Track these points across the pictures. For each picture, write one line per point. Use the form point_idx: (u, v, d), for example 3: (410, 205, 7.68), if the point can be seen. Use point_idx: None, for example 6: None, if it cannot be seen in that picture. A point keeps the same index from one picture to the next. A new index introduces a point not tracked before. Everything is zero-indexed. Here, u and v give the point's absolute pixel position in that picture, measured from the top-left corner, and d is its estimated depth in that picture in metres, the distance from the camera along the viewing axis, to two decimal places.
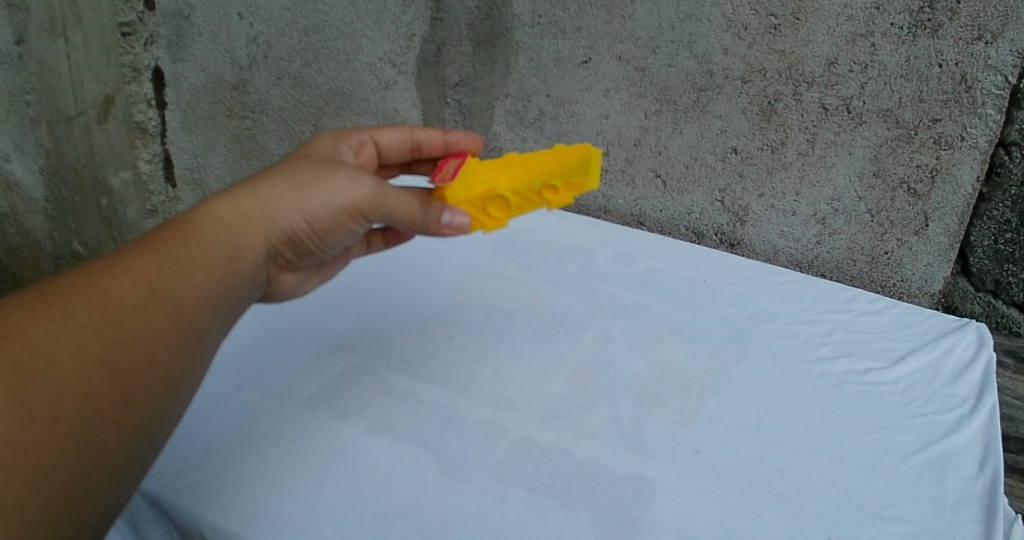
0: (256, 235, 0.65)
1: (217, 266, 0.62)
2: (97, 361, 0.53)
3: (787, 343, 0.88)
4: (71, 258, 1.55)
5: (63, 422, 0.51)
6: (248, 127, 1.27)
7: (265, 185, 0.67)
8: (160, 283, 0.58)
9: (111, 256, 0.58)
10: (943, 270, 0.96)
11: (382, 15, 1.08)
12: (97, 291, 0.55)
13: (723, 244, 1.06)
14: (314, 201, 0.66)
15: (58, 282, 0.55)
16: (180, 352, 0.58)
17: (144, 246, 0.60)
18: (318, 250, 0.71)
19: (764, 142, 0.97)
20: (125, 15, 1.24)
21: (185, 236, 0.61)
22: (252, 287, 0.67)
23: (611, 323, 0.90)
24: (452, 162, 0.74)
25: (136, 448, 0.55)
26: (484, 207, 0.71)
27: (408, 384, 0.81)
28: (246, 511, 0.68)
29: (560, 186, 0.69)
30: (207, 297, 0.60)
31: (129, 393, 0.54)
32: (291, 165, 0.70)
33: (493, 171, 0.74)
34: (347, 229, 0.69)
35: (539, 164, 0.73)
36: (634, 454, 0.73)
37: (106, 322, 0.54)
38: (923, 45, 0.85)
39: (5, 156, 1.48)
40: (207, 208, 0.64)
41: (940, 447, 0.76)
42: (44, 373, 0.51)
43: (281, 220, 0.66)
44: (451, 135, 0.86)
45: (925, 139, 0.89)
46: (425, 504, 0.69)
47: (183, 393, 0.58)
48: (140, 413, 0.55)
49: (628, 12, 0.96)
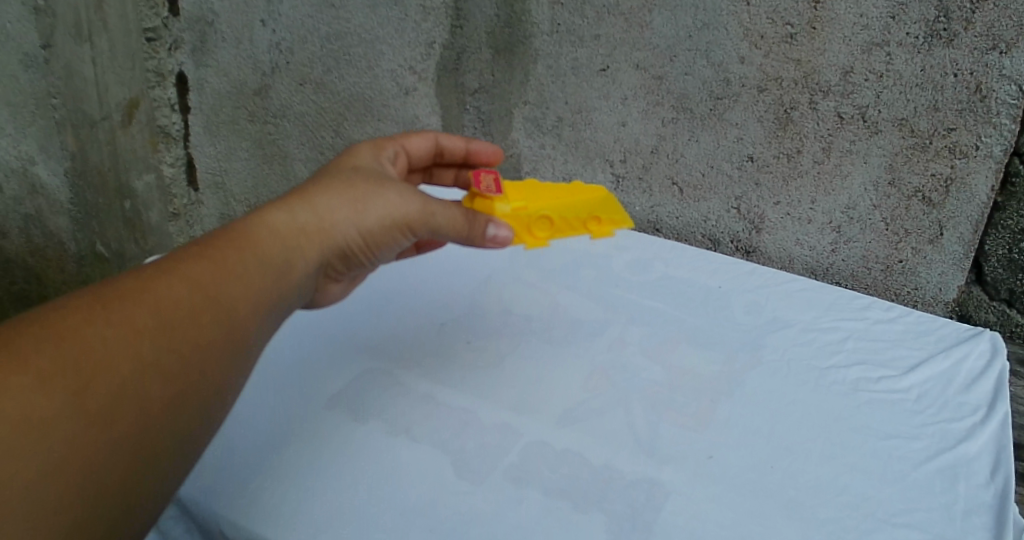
0: (310, 246, 0.67)
1: (271, 275, 0.63)
2: (153, 366, 0.55)
3: (802, 351, 0.88)
4: (94, 259, 1.57)
5: (118, 426, 0.52)
6: (270, 132, 1.28)
7: (319, 198, 0.68)
8: (216, 291, 0.59)
9: (170, 262, 0.60)
10: (957, 279, 0.97)
11: (403, 23, 1.10)
12: (154, 298, 0.57)
13: (739, 251, 1.07)
14: (369, 216, 0.69)
15: (117, 286, 0.57)
16: (231, 360, 0.59)
17: (201, 252, 0.61)
18: (365, 262, 0.73)
19: (780, 150, 0.97)
20: (150, 21, 1.27)
21: (240, 244, 0.63)
22: (301, 296, 0.69)
23: (627, 328, 0.91)
24: (492, 174, 0.82)
25: (184, 451, 0.56)
26: (530, 225, 0.81)
27: (427, 387, 0.82)
28: (265, 510, 0.69)
29: (602, 219, 0.85)
30: (260, 306, 0.62)
31: (181, 399, 0.56)
32: (344, 178, 0.71)
33: (531, 195, 0.85)
34: (395, 242, 0.72)
35: (572, 197, 0.87)
36: (648, 458, 0.74)
37: (162, 329, 0.56)
38: (938, 55, 0.86)
39: (31, 159, 1.50)
40: (263, 217, 0.66)
41: (952, 454, 0.77)
42: (102, 377, 0.52)
43: (334, 233, 0.68)
44: (474, 143, 0.90)
45: (940, 148, 0.90)
46: (441, 505, 0.70)
47: (229, 400, 0.60)
48: (190, 418, 0.56)
49: (646, 20, 0.97)
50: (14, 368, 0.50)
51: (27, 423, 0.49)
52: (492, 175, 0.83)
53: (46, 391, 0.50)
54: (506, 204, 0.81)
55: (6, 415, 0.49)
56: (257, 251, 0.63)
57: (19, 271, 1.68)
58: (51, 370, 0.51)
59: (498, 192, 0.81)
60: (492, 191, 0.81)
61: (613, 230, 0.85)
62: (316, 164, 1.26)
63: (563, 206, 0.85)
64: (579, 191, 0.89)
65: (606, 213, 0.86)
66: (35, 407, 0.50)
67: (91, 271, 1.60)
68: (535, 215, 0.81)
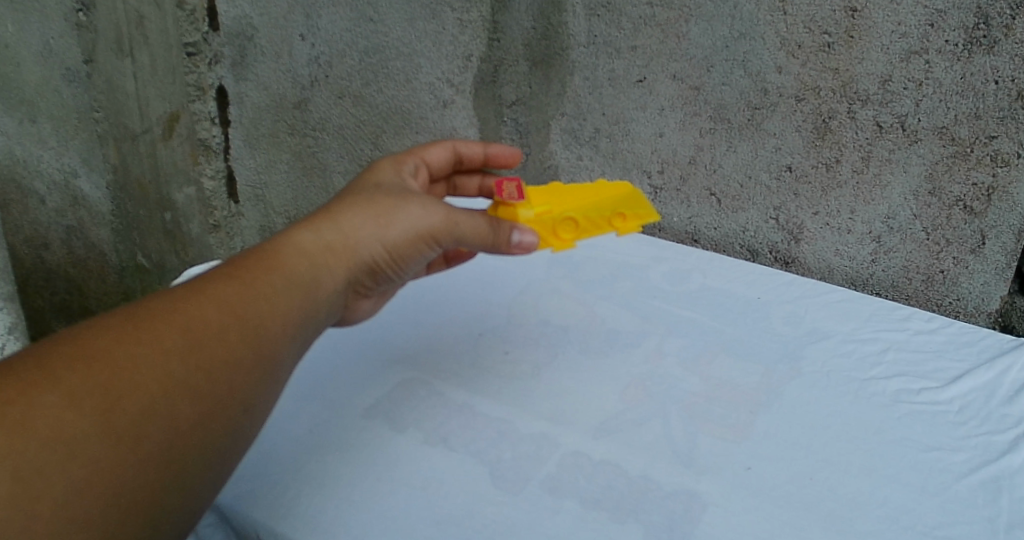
0: (337, 263, 0.67)
1: (298, 293, 0.64)
2: (180, 385, 0.55)
3: (842, 362, 0.88)
4: (135, 270, 1.61)
5: (147, 443, 0.53)
6: (308, 144, 1.29)
7: (343, 216, 0.69)
8: (243, 310, 0.60)
9: (197, 282, 0.61)
10: (1000, 289, 0.95)
11: (440, 36, 1.11)
12: (181, 317, 0.57)
13: (778, 261, 1.06)
14: (394, 231, 0.70)
15: (145, 306, 0.58)
16: (259, 378, 0.60)
17: (229, 273, 0.62)
18: (393, 277, 0.73)
19: (819, 160, 0.97)
20: (191, 36, 1.29)
21: (267, 264, 0.63)
22: (331, 315, 0.69)
23: (665, 339, 0.90)
24: (513, 181, 0.81)
25: (212, 468, 0.57)
26: (555, 228, 0.80)
27: (464, 397, 0.82)
28: (301, 517, 0.70)
29: (628, 214, 0.83)
30: (288, 324, 0.62)
31: (208, 416, 0.56)
32: (367, 196, 0.72)
33: (554, 198, 0.83)
34: (420, 255, 0.73)
35: (597, 196, 0.85)
36: (686, 470, 0.74)
37: (190, 347, 0.56)
38: (979, 62, 0.85)
39: (73, 172, 1.53)
40: (289, 237, 0.67)
41: (996, 466, 0.76)
42: (131, 396, 0.53)
43: (362, 250, 0.69)
44: (492, 147, 0.90)
45: (981, 156, 0.89)
46: (477, 515, 0.70)
47: (258, 417, 0.60)
48: (218, 436, 0.57)
49: (682, 31, 0.97)
50: (44, 386, 0.51)
51: (56, 440, 0.50)
52: (514, 182, 0.81)
53: (76, 409, 0.51)
54: (530, 209, 0.80)
55: (35, 433, 0.49)
56: (284, 270, 0.64)
57: (62, 281, 1.73)
58: (81, 388, 0.52)
59: (521, 199, 0.80)
60: (515, 199, 0.80)
61: (640, 225, 0.83)
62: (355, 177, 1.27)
63: (588, 206, 0.83)
64: (604, 189, 0.86)
65: (630, 209, 0.84)
66: (65, 424, 0.50)
67: (132, 282, 1.64)
68: (559, 217, 0.80)
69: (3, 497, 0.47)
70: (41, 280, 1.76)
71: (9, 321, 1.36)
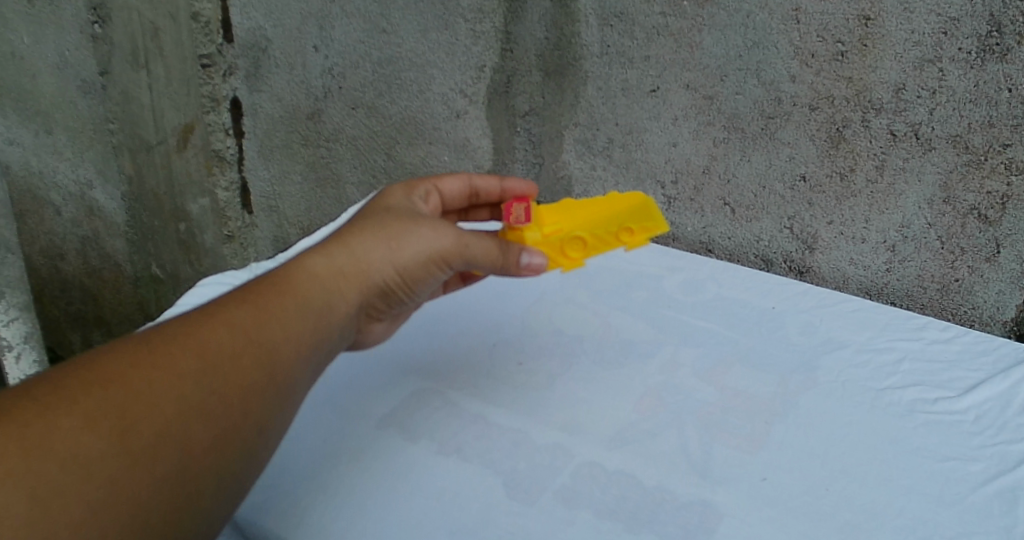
0: (349, 288, 0.67)
1: (311, 317, 0.64)
2: (195, 408, 0.55)
3: (857, 372, 0.87)
4: (149, 281, 1.63)
5: (163, 465, 0.53)
6: (322, 155, 1.30)
7: (355, 240, 0.69)
8: (255, 334, 0.60)
9: (211, 309, 0.61)
10: (1015, 298, 0.94)
11: (453, 47, 1.11)
12: (195, 341, 0.57)
13: (792, 271, 1.06)
14: (405, 254, 0.70)
15: (160, 332, 0.58)
16: (273, 401, 0.60)
17: (241, 299, 0.62)
18: (405, 300, 0.73)
19: (833, 169, 0.97)
20: (205, 48, 1.29)
21: (280, 289, 0.63)
22: (345, 339, 0.69)
23: (679, 349, 0.90)
24: (523, 203, 0.79)
25: (227, 489, 0.57)
26: (562, 248, 0.78)
27: (478, 407, 0.82)
28: (315, 527, 0.70)
29: (635, 229, 0.79)
30: (301, 348, 0.62)
31: (222, 439, 0.56)
32: (378, 219, 0.72)
33: (565, 215, 0.81)
34: (431, 277, 0.72)
35: (607, 209, 0.83)
36: (702, 480, 0.74)
37: (204, 370, 0.57)
38: (991, 70, 0.84)
39: (89, 184, 1.56)
40: (301, 262, 0.66)
41: (1013, 476, 0.75)
42: (147, 418, 0.53)
43: (374, 274, 0.68)
44: (507, 182, 0.90)
45: (996, 164, 0.88)
46: (492, 525, 0.70)
47: (271, 439, 0.60)
48: (231, 459, 0.57)
49: (695, 41, 0.97)
50: (61, 409, 0.51)
51: (73, 462, 0.50)
52: (523, 204, 0.79)
53: (93, 432, 0.51)
54: (536, 231, 0.78)
55: (53, 454, 0.50)
56: (297, 295, 0.64)
57: (77, 290, 1.76)
58: (97, 412, 0.52)
59: (527, 221, 0.79)
60: (523, 222, 0.78)
61: (648, 238, 0.80)
62: (369, 187, 1.28)
63: (595, 223, 0.80)
64: (616, 201, 0.84)
65: (637, 222, 0.80)
66: (82, 445, 0.51)
67: (146, 292, 1.65)
68: (566, 236, 0.78)
69: (20, 516, 0.48)
70: (58, 290, 1.80)
71: (25, 331, 1.37)
